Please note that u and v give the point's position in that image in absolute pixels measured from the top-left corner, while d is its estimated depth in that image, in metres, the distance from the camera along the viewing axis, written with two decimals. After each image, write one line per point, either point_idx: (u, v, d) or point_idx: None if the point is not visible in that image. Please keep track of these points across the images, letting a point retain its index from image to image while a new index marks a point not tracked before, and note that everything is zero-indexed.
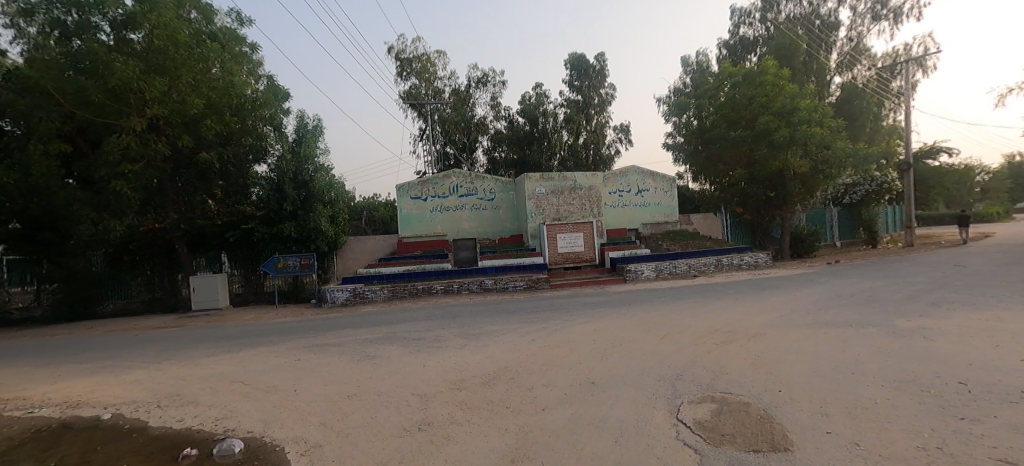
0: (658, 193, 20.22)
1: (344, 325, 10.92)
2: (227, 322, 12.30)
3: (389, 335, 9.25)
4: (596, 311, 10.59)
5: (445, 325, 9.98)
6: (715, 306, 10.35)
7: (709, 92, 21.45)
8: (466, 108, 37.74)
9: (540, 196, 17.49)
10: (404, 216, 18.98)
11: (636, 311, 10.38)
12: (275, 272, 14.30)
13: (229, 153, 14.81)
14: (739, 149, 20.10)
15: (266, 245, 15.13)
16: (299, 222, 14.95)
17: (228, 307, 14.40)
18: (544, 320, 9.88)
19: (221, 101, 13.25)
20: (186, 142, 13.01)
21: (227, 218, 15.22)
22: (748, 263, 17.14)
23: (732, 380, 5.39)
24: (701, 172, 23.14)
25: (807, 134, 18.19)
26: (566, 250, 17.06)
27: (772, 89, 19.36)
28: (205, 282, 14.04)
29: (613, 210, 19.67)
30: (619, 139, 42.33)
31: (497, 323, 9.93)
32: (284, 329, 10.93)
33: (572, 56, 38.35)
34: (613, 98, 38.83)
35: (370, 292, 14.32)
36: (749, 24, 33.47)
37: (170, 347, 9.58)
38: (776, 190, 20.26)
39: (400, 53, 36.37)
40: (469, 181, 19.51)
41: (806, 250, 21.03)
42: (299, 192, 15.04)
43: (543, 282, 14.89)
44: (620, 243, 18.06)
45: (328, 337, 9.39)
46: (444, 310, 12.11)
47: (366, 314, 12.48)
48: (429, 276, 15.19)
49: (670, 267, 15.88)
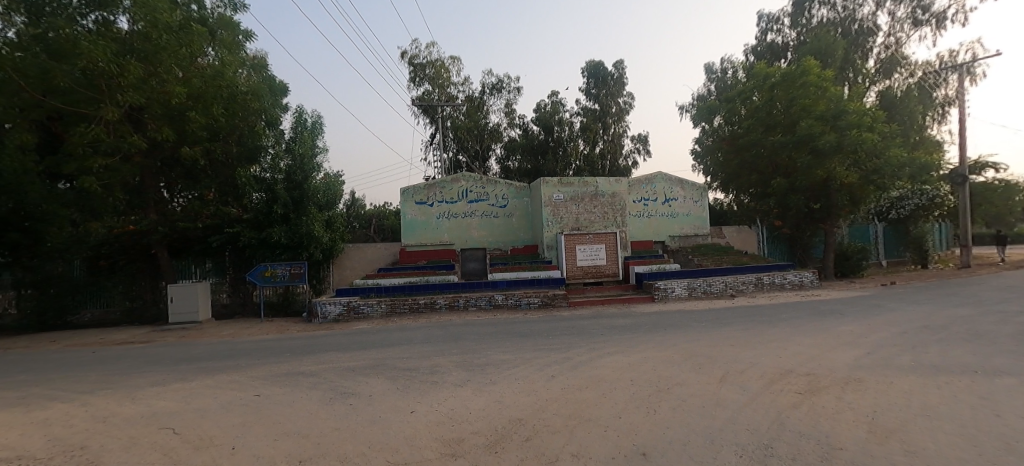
0: (687, 202, 18.39)
1: (327, 347, 9.31)
2: (202, 339, 10.85)
3: (375, 363, 7.61)
4: (626, 338, 8.84)
5: (446, 351, 8.31)
6: (773, 335, 8.52)
7: (742, 95, 19.71)
8: (480, 115, 36.57)
9: (557, 203, 15.83)
10: (408, 222, 17.50)
11: (675, 338, 8.62)
12: (262, 282, 12.91)
13: (219, 152, 13.59)
14: (778, 156, 18.28)
15: (252, 252, 13.74)
16: (290, 227, 13.55)
17: (209, 320, 12.96)
18: (565, 348, 8.15)
19: (209, 92, 12.08)
20: (168, 135, 11.74)
21: (211, 220, 13.84)
22: (792, 283, 15.16)
23: (858, 460, 3.59)
24: (731, 182, 21.28)
25: (858, 140, 16.25)
26: (586, 264, 15.34)
27: (814, 91, 17.51)
28: (185, 291, 12.62)
29: (637, 220, 17.93)
30: (637, 150, 40.72)
31: (508, 349, 8.24)
32: (259, 349, 9.37)
33: (589, 63, 36.93)
34: (631, 106, 37.29)
35: (366, 307, 12.77)
36: (778, 31, 31.82)
37: (121, 369, 8.08)
38: (820, 201, 18.29)
39: (413, 58, 35.52)
40: (480, 186, 18.00)
41: (852, 269, 18.86)
42: (292, 192, 13.72)
43: (560, 299, 13.22)
44: (646, 256, 16.28)
45: (304, 363, 7.79)
46: (446, 330, 10.45)
47: (359, 332, 10.91)
48: (432, 289, 13.61)
49: (704, 285, 14.05)
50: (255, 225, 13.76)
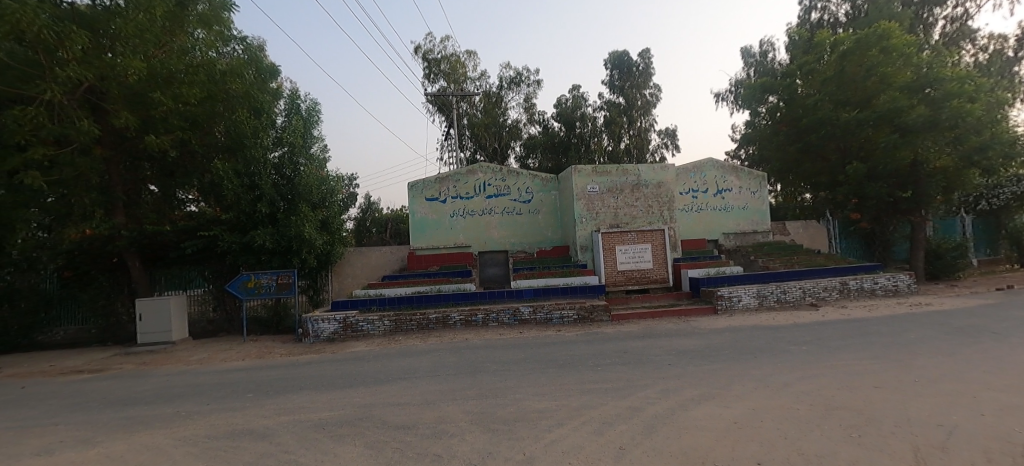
0: (743, 193, 15.67)
1: (305, 382, 7.09)
2: (164, 367, 8.85)
3: (354, 416, 5.30)
4: (709, 371, 6.34)
5: (457, 393, 5.95)
6: (929, 368, 5.87)
7: (804, 66, 16.80)
8: (498, 111, 34.41)
9: (592, 196, 13.40)
10: (419, 222, 15.37)
11: (781, 372, 6.07)
12: (244, 295, 10.90)
13: (196, 142, 11.67)
14: (851, 136, 15.43)
15: (234, 259, 11.68)
16: (277, 229, 11.47)
17: (184, 340, 11.01)
18: (628, 390, 5.68)
19: (179, 71, 10.28)
20: (128, 121, 9.90)
21: (186, 221, 11.81)
22: (885, 288, 12.32)
23: None
24: (789, 171, 18.45)
25: (960, 112, 13.29)
26: (628, 267, 12.84)
27: (898, 56, 14.54)
28: (156, 307, 10.71)
29: (685, 216, 15.34)
30: (666, 145, 37.91)
31: (546, 390, 5.87)
32: (219, 386, 7.22)
33: (611, 54, 34.30)
34: (658, 99, 34.41)
35: (366, 324, 10.63)
36: (823, 8, 28.53)
37: (28, 418, 6.06)
38: (908, 189, 15.25)
39: (427, 54, 33.73)
40: (500, 178, 15.72)
41: (946, 270, 15.77)
42: (280, 188, 11.76)
43: (601, 312, 10.78)
44: (699, 258, 13.69)
45: (259, 413, 5.57)
46: (461, 356, 8.16)
47: (351, 359, 8.70)
48: (445, 301, 11.38)
49: (777, 293, 11.40)
50: (236, 228, 11.69)
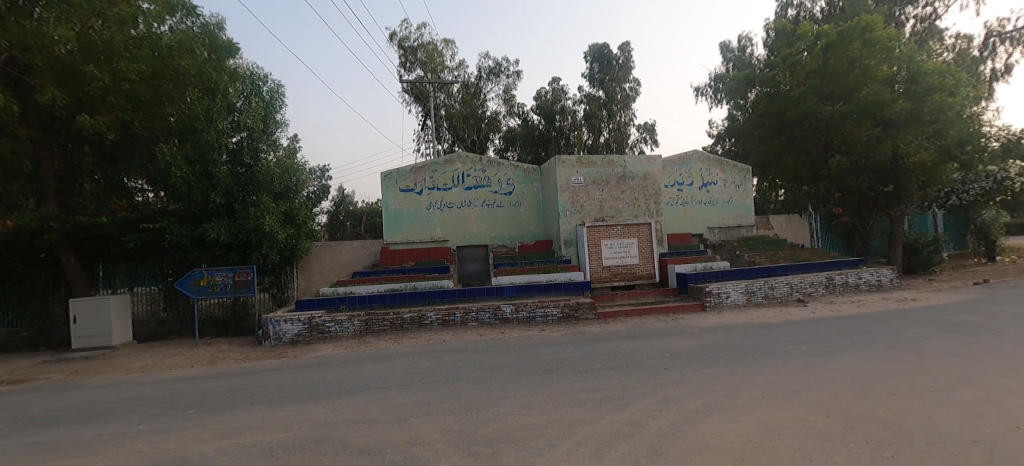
0: (728, 187, 15.40)
1: (258, 393, 6.22)
2: (98, 377, 7.80)
3: (310, 439, 4.50)
4: (710, 375, 5.83)
5: (432, 406, 5.21)
6: (941, 370, 5.49)
7: (788, 59, 16.59)
8: (477, 102, 33.48)
9: (576, 188, 12.82)
10: (393, 215, 14.48)
11: (787, 376, 5.60)
12: (196, 294, 9.85)
13: (140, 125, 10.47)
14: (834, 130, 15.32)
15: (185, 255, 10.57)
16: (234, 221, 10.44)
17: (127, 345, 9.88)
18: (624, 401, 5.09)
19: (117, 44, 9.12)
20: (55, 98, 8.69)
21: (129, 212, 10.60)
22: (869, 284, 12.21)
23: None
24: (771, 165, 18.33)
25: (941, 107, 13.25)
26: (614, 263, 12.34)
27: (881, 50, 14.42)
28: (93, 308, 9.56)
29: (670, 210, 14.96)
30: (645, 140, 37.77)
31: (533, 401, 5.22)
32: (156, 399, 6.26)
33: (592, 47, 33.75)
34: (638, 93, 34.11)
35: (333, 325, 9.75)
36: (799, 5, 28.45)
37: None
38: (889, 183, 15.25)
39: (403, 41, 32.47)
40: (479, 169, 14.97)
41: (922, 264, 15.95)
42: (237, 177, 10.72)
43: (587, 310, 10.23)
44: (686, 253, 13.31)
45: (197, 436, 4.72)
46: (438, 361, 7.43)
47: (315, 365, 7.84)
48: (421, 300, 10.60)
49: (766, 289, 11.09)
50: (187, 220, 10.58)
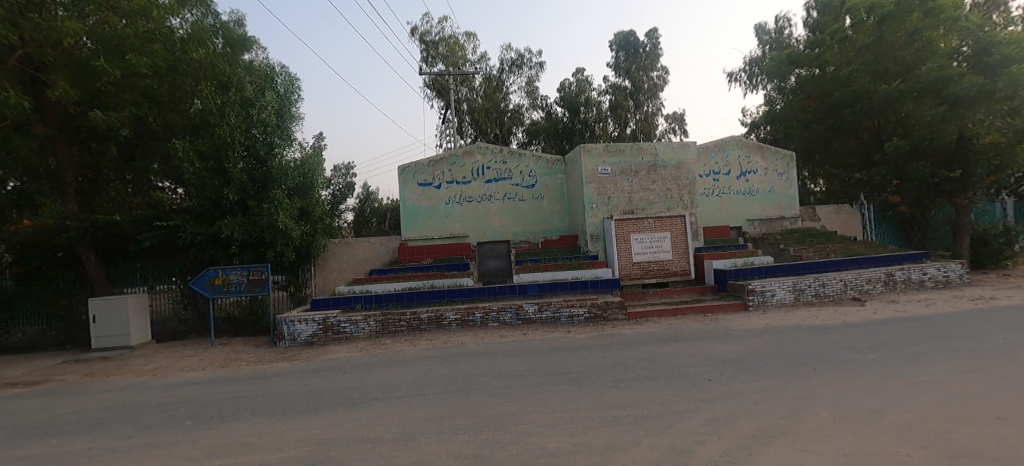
0: (769, 175, 14.23)
1: (260, 402, 5.78)
2: (110, 379, 7.61)
3: (305, 461, 3.97)
4: (765, 390, 4.99)
5: (444, 423, 4.62)
6: None
7: (837, 34, 15.14)
8: (499, 95, 32.83)
9: (603, 179, 12.00)
10: (411, 210, 14.04)
11: (862, 393, 4.71)
12: (210, 293, 9.63)
13: (153, 120, 10.35)
14: (891, 111, 13.86)
15: (200, 253, 10.40)
16: (248, 218, 10.18)
17: (145, 345, 9.77)
18: (666, 421, 4.35)
19: (128, 38, 9.03)
20: (66, 94, 8.58)
21: (144, 210, 10.50)
22: (935, 280, 10.93)
23: None
24: (815, 151, 16.92)
25: (1020, 80, 11.71)
26: (645, 258, 11.49)
27: (947, 19, 12.88)
28: (111, 308, 9.48)
29: (705, 201, 13.94)
30: (674, 130, 36.27)
31: (560, 418, 4.54)
32: (158, 406, 5.93)
33: (617, 35, 32.50)
34: (666, 81, 32.66)
35: (348, 325, 9.34)
36: None
37: None
38: (955, 168, 13.73)
39: (424, 36, 32.09)
40: (501, 160, 14.33)
41: (992, 258, 14.37)
42: (251, 172, 10.46)
43: (616, 310, 9.47)
44: (724, 247, 12.31)
45: (186, 453, 4.27)
46: (455, 367, 6.85)
47: (325, 369, 7.40)
48: (439, 299, 10.09)
49: (816, 286, 10.02)
50: (202, 217, 10.43)
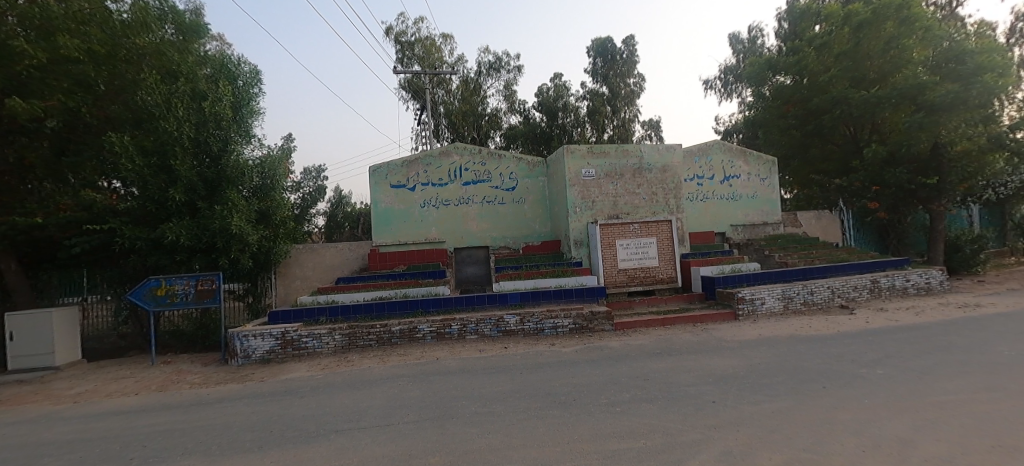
0: (752, 180, 14.07)
1: (197, 437, 4.89)
2: (22, 407, 6.49)
3: None
4: (780, 413, 4.47)
5: (415, 463, 3.89)
6: None
7: (814, 40, 15.20)
8: (477, 98, 32.23)
9: (588, 181, 11.50)
10: (384, 213, 13.21)
11: (886, 416, 4.24)
12: (151, 305, 8.56)
13: (88, 111, 9.23)
14: (868, 117, 13.93)
15: (141, 259, 9.32)
16: (197, 221, 9.16)
17: (73, 365, 8.57)
18: (678, 455, 3.74)
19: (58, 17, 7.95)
20: None
21: (76, 211, 9.35)
22: (918, 286, 10.86)
23: None
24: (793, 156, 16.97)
25: (992, 88, 11.90)
26: (632, 265, 11.01)
27: (922, 27, 13.02)
28: (34, 322, 8.28)
29: (690, 206, 13.66)
30: (651, 137, 36.48)
31: (553, 454, 3.87)
32: (69, 444, 4.94)
33: (595, 41, 32.46)
34: (644, 88, 32.78)
35: (310, 340, 8.44)
36: None
37: None
38: (929, 174, 13.91)
39: (399, 36, 31.19)
40: (479, 161, 13.67)
41: (964, 263, 14.63)
42: (201, 171, 9.45)
43: (603, 320, 8.91)
44: (710, 253, 11.99)
45: None
46: (429, 389, 6.09)
47: (280, 392, 6.52)
48: (413, 309, 9.29)
49: (806, 294, 9.75)
50: (144, 220, 9.36)
